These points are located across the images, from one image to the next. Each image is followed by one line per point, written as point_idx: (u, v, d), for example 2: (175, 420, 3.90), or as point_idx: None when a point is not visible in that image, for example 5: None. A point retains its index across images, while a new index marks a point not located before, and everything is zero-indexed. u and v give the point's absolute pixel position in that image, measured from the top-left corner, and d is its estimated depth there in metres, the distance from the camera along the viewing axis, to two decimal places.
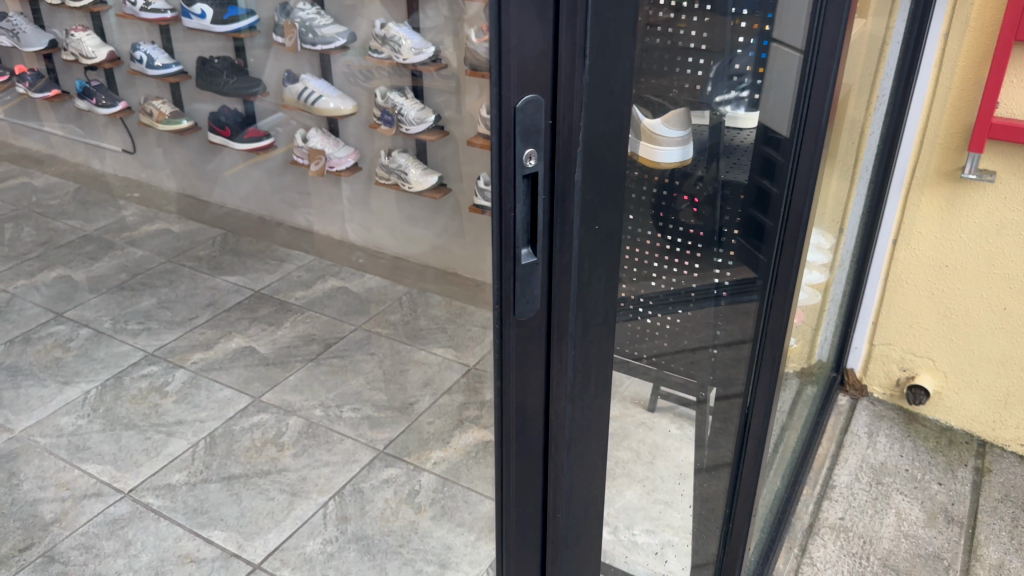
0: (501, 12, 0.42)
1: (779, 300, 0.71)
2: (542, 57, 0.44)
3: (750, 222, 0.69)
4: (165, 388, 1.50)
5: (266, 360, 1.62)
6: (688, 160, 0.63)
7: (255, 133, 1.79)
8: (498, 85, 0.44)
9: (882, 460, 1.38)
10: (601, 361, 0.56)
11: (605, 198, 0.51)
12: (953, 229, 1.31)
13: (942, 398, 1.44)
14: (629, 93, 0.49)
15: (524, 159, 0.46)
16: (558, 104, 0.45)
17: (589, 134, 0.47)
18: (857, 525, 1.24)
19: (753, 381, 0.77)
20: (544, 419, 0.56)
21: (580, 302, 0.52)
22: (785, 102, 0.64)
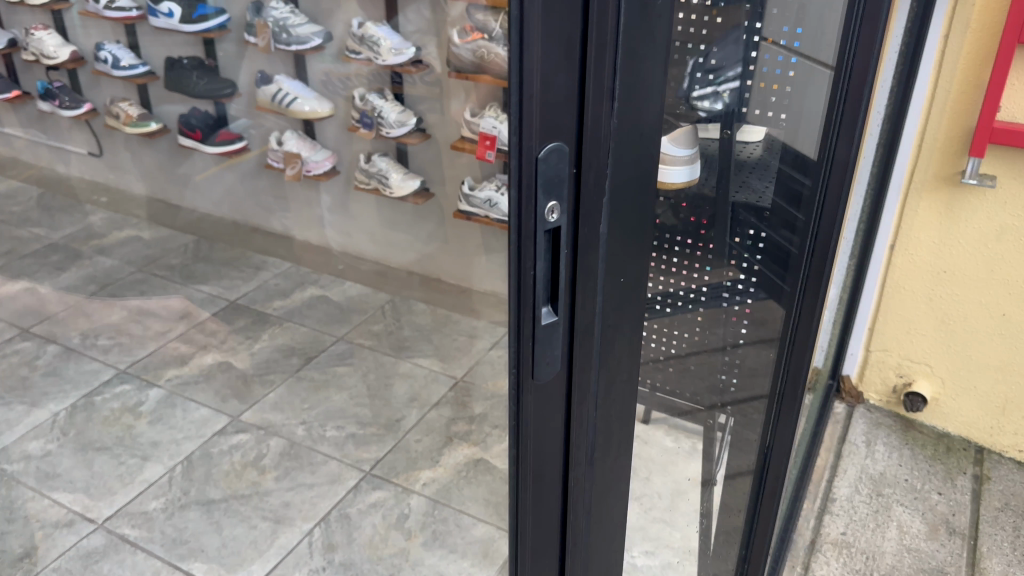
0: (523, 56, 0.37)
1: (803, 330, 0.68)
2: (568, 102, 0.39)
3: (769, 245, 0.64)
4: (140, 409, 1.43)
5: (245, 376, 1.53)
6: (696, 180, 0.54)
7: (227, 135, 1.71)
8: (520, 136, 0.39)
9: (881, 471, 1.35)
10: (622, 418, 0.52)
11: (632, 248, 0.46)
12: (951, 236, 1.28)
13: (939, 404, 1.42)
14: (659, 137, 0.44)
15: (546, 214, 0.41)
16: (584, 152, 0.41)
17: (618, 182, 0.43)
18: (859, 540, 1.21)
19: (775, 409, 0.73)
20: (562, 483, 0.51)
21: (604, 359, 0.48)
22: (811, 125, 0.61)
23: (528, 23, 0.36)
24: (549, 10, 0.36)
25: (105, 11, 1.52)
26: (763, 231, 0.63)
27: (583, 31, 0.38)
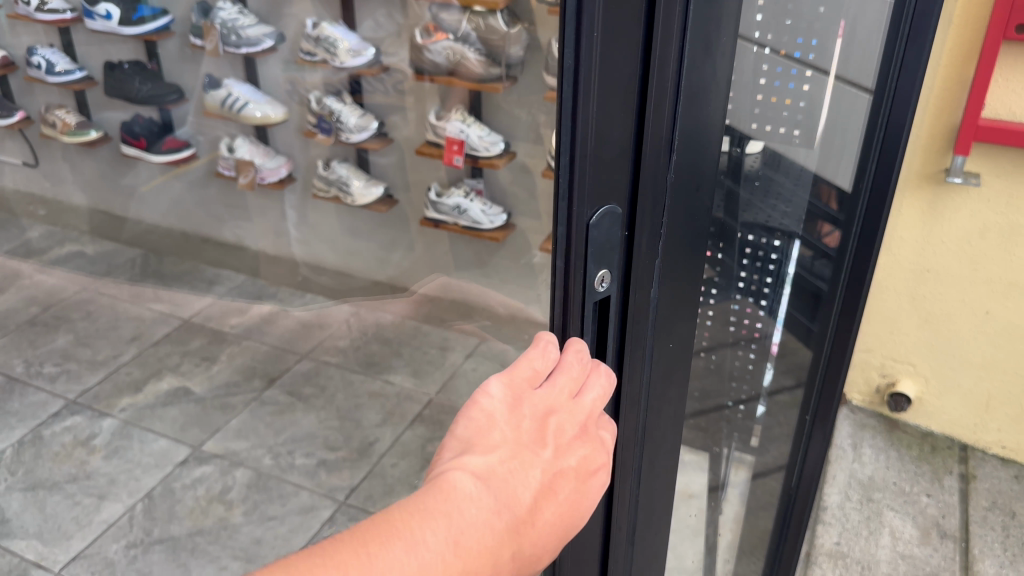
0: (577, 114, 0.34)
1: (840, 344, 0.83)
2: (618, 159, 0.36)
3: (790, 272, 0.76)
4: (92, 442, 1.33)
5: (203, 402, 1.46)
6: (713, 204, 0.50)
7: (173, 142, 1.53)
8: (571, 202, 0.36)
9: (869, 475, 1.37)
10: (665, 483, 0.50)
11: (681, 310, 0.44)
12: (935, 235, 1.29)
13: (923, 403, 1.45)
14: (707, 188, 0.42)
15: (595, 283, 0.38)
16: (637, 212, 0.38)
17: (667, 244, 0.40)
18: (853, 550, 1.22)
19: (805, 427, 0.90)
20: (600, 551, 0.49)
21: (648, 430, 0.45)
22: (848, 161, 0.73)
23: (585, 75, 0.33)
24: (608, 64, 0.33)
25: (37, 13, 1.11)
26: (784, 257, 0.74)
27: (640, 76, 0.34)
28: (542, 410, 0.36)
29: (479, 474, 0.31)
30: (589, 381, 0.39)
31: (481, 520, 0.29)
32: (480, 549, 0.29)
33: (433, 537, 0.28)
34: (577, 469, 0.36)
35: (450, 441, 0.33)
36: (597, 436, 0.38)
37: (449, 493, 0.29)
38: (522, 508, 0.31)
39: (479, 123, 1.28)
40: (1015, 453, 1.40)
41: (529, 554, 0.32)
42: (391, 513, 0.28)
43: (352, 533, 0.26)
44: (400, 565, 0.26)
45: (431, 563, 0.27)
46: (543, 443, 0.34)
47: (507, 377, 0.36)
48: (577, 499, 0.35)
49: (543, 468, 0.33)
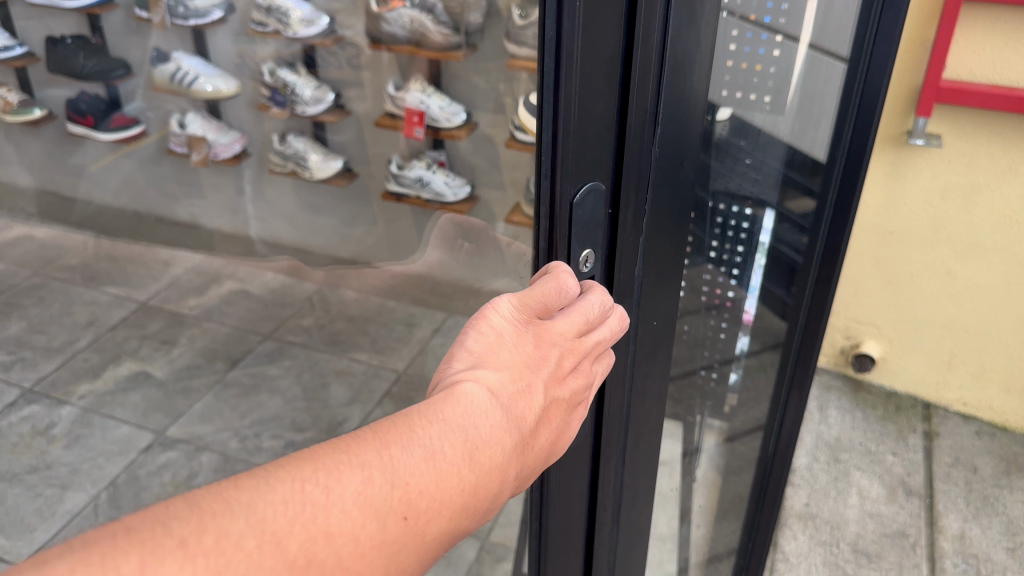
0: (558, 90, 0.44)
1: (814, 321, 0.84)
2: (599, 138, 0.47)
3: (763, 241, 0.81)
4: (52, 432, 1.31)
5: (166, 386, 1.45)
6: (686, 172, 0.55)
7: (121, 121, 1.30)
8: (555, 179, 0.47)
9: (836, 436, 1.77)
10: (650, 418, 0.61)
11: (655, 276, 0.55)
12: (897, 194, 1.66)
13: (886, 363, 1.88)
14: (677, 161, 0.53)
15: (582, 260, 0.51)
16: (617, 190, 0.50)
17: (651, 222, 0.53)
18: (821, 510, 1.58)
19: (783, 397, 0.92)
20: (592, 475, 0.59)
21: (635, 370, 0.57)
22: (823, 130, 0.76)
23: (565, 52, 0.43)
24: (585, 52, 0.43)
25: None
26: (754, 225, 0.79)
27: (620, 62, 0.46)
28: (543, 336, 0.45)
29: (491, 391, 0.40)
30: (591, 318, 0.48)
31: (488, 433, 0.39)
32: (485, 458, 0.39)
33: (447, 447, 0.37)
34: (565, 399, 0.46)
35: (471, 352, 0.42)
36: (589, 370, 0.48)
37: (465, 408, 0.39)
38: (521, 425, 0.41)
39: (440, 93, 1.23)
40: (973, 408, 1.83)
41: (522, 463, 0.42)
42: (417, 419, 0.37)
43: (383, 435, 0.36)
44: (417, 470, 0.35)
45: (440, 471, 0.36)
46: (547, 372, 0.44)
47: (519, 302, 0.45)
48: (563, 424, 0.46)
49: (536, 392, 0.43)
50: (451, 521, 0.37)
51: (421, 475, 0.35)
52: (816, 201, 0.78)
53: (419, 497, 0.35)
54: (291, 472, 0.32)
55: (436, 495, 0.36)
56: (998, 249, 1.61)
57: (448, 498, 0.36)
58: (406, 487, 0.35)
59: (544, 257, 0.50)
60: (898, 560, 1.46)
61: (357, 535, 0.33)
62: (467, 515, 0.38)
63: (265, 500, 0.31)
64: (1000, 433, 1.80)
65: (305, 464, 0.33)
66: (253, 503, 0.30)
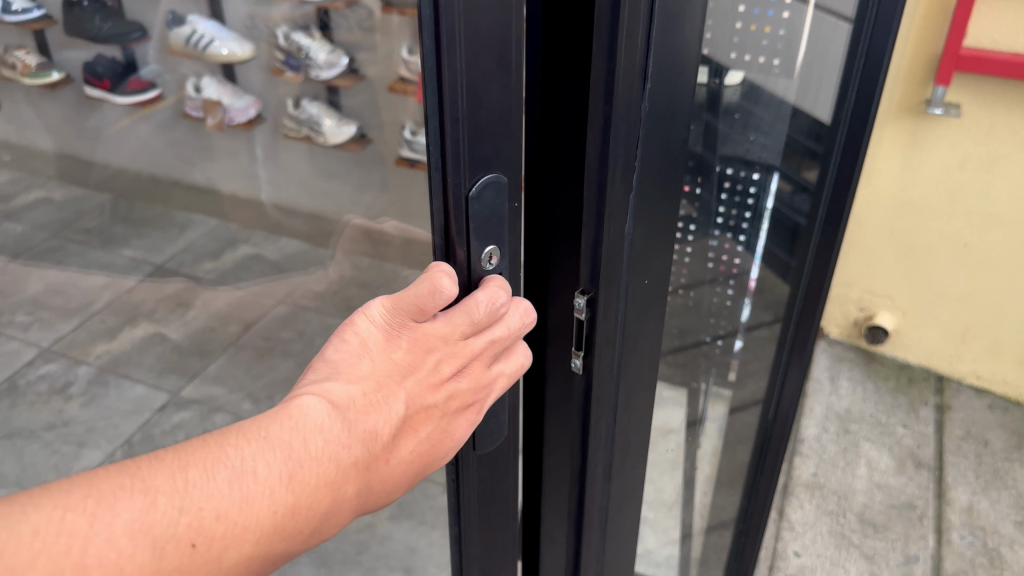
0: (441, 77, 0.40)
1: (815, 292, 0.80)
2: (496, 121, 0.44)
3: (769, 206, 0.81)
4: (69, 391, 1.35)
5: (180, 347, 1.42)
6: (686, 126, 0.51)
7: (137, 84, 1.51)
8: (446, 172, 0.44)
9: (846, 407, 1.76)
10: (642, 379, 0.59)
11: (652, 240, 0.52)
12: (914, 163, 1.64)
13: (899, 335, 1.87)
14: (676, 115, 0.49)
15: (487, 256, 0.47)
16: (610, 143, 0.46)
17: (641, 180, 0.49)
18: (828, 480, 1.58)
19: (784, 360, 0.87)
20: (582, 431, 0.58)
21: (625, 332, 0.54)
22: (828, 93, 0.73)
23: (446, 40, 0.39)
24: (468, 30, 0.40)
25: None
26: (761, 190, 0.79)
27: (507, 41, 0.42)
28: (410, 344, 0.44)
29: (334, 405, 0.41)
30: (479, 318, 0.46)
31: (321, 450, 0.39)
32: (313, 477, 0.39)
33: (262, 469, 0.37)
34: (431, 412, 0.46)
35: (327, 363, 0.43)
36: (473, 376, 0.48)
37: (298, 424, 0.39)
38: (364, 442, 0.41)
39: None
40: (986, 382, 1.81)
41: (371, 477, 0.42)
42: (239, 438, 0.38)
43: (192, 455, 0.36)
44: (220, 494, 0.36)
45: (252, 495, 0.36)
46: (407, 385, 0.44)
47: (390, 307, 0.45)
48: (426, 437, 0.46)
49: (390, 406, 0.43)
50: (259, 549, 0.37)
51: (225, 498, 0.36)
52: (820, 166, 0.76)
53: (216, 523, 0.35)
54: (59, 498, 0.32)
55: (241, 520, 0.36)
56: (1014, 221, 1.59)
57: (258, 522, 0.37)
58: (200, 514, 0.35)
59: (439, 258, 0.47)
60: (904, 530, 1.46)
61: (122, 566, 0.32)
62: (286, 538, 0.38)
63: (26, 523, 0.31)
64: (1014, 407, 1.78)
65: (82, 488, 0.33)
66: (12, 528, 0.31)
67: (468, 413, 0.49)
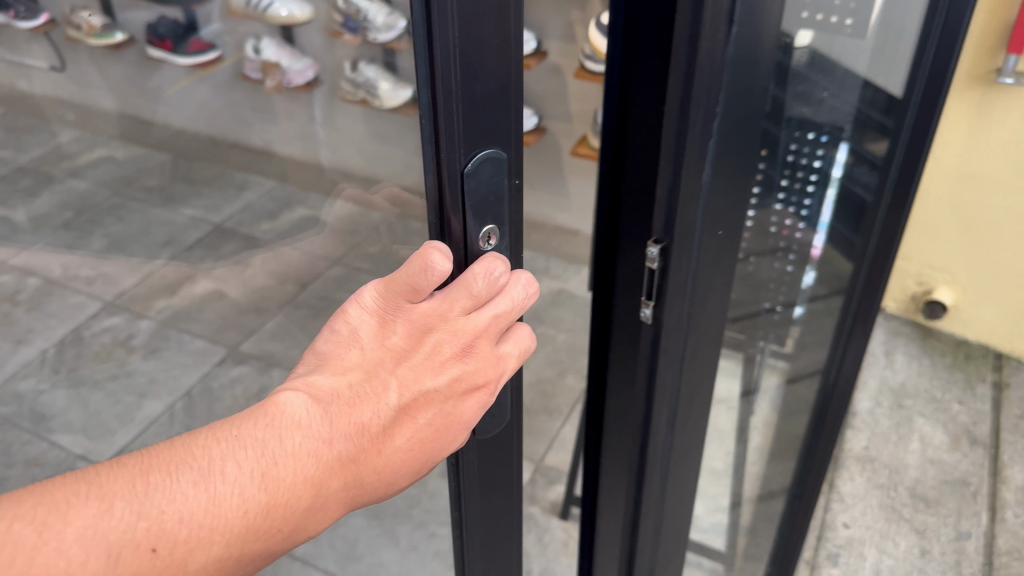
0: (432, 47, 0.40)
1: (879, 267, 0.80)
2: (493, 96, 0.44)
3: (836, 174, 0.84)
4: (131, 343, 1.47)
5: (238, 306, 1.54)
6: (758, 95, 0.53)
7: (199, 45, 1.30)
8: (440, 147, 0.44)
9: (901, 382, 1.75)
10: (709, 335, 0.60)
11: (725, 198, 0.53)
12: (981, 135, 1.60)
13: (957, 310, 1.84)
14: (749, 72, 0.49)
15: (484, 235, 0.48)
16: (693, 91, 0.46)
17: (721, 130, 0.49)
18: (881, 454, 1.57)
19: (846, 330, 0.86)
20: (649, 380, 0.59)
21: (696, 286, 0.54)
22: (901, 68, 0.74)
23: (437, 10, 0.39)
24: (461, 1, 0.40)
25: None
26: (826, 162, 0.82)
27: (501, 12, 0.42)
28: (403, 330, 0.44)
29: (315, 399, 0.41)
30: (473, 301, 0.47)
31: (298, 446, 0.39)
32: (289, 474, 0.39)
33: (231, 468, 0.37)
34: (427, 403, 0.46)
35: (316, 356, 0.43)
36: (473, 359, 0.47)
37: (276, 420, 0.39)
38: (345, 436, 0.41)
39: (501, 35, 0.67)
40: None
41: (360, 470, 0.42)
42: (210, 437, 0.38)
43: (160, 458, 0.36)
44: (185, 498, 0.36)
45: (221, 494, 0.37)
46: (395, 377, 0.44)
47: (382, 294, 0.45)
48: (424, 426, 0.46)
49: (375, 398, 0.43)
50: (232, 548, 0.37)
51: (192, 501, 0.36)
52: (890, 141, 0.76)
53: (180, 527, 0.35)
54: (10, 507, 0.32)
55: (207, 523, 0.36)
56: None
57: (229, 522, 0.37)
58: (162, 518, 0.35)
59: (433, 234, 0.47)
60: (956, 506, 1.46)
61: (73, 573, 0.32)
62: (263, 536, 0.38)
63: None
64: None
65: (32, 497, 0.33)
66: None
67: (471, 394, 0.48)
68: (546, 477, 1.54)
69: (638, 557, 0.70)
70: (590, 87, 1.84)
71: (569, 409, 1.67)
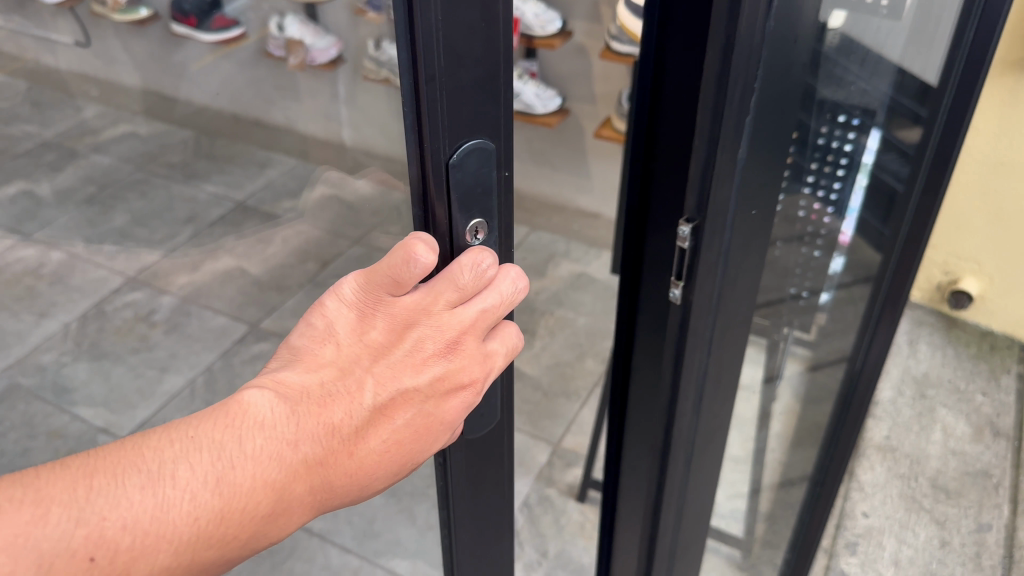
0: (414, 31, 0.36)
1: (909, 252, 0.79)
2: (472, 87, 0.41)
3: (866, 161, 0.84)
4: (152, 318, 1.55)
5: (259, 282, 1.60)
6: (794, 77, 0.53)
7: (222, 21, 1.36)
8: (423, 137, 0.40)
9: (924, 372, 1.73)
10: (736, 319, 0.59)
11: (756, 180, 0.52)
12: (1011, 122, 1.57)
13: (983, 301, 1.82)
14: (784, 55, 0.49)
15: (471, 230, 0.45)
16: (732, 64, 0.45)
17: (757, 106, 0.48)
18: (903, 444, 1.56)
19: (874, 316, 0.86)
20: (676, 363, 0.58)
21: (727, 267, 0.54)
22: (934, 57, 0.73)
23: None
24: None
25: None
26: (856, 148, 0.82)
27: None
28: (384, 323, 0.41)
29: (281, 398, 0.37)
30: (465, 292, 0.43)
31: (260, 448, 0.36)
32: (246, 479, 0.35)
33: (184, 471, 0.34)
34: (410, 403, 0.41)
35: (290, 351, 0.40)
36: (464, 355, 0.43)
37: (237, 421, 0.36)
38: (315, 436, 0.37)
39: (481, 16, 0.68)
40: None
41: (332, 474, 0.39)
42: (162, 437, 0.34)
43: (106, 460, 0.33)
44: (130, 504, 0.32)
45: (170, 500, 0.33)
46: (375, 374, 0.40)
47: (364, 283, 0.41)
48: (408, 427, 0.42)
49: (350, 397, 0.39)
50: (182, 560, 0.34)
51: (137, 507, 0.32)
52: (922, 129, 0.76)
53: (123, 536, 0.32)
54: None
55: (154, 531, 0.32)
56: None
57: (179, 531, 0.33)
58: (102, 525, 0.31)
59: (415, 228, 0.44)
60: (978, 498, 1.45)
61: None
62: (217, 546, 0.35)
63: None
64: None
65: None
66: None
67: (463, 394, 0.44)
68: (563, 460, 1.53)
69: (660, 539, 0.70)
70: (614, 69, 1.83)
71: (587, 392, 1.67)
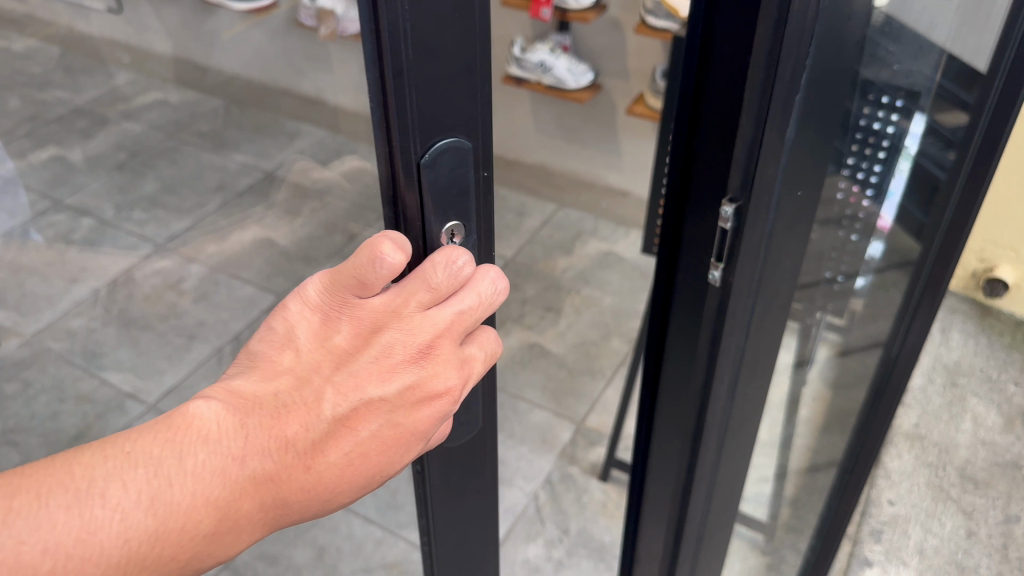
0: (377, 23, 0.36)
1: (953, 237, 0.77)
2: (447, 81, 0.40)
3: (909, 145, 0.82)
4: (182, 285, 1.61)
5: (286, 253, 1.63)
6: (844, 58, 0.52)
7: None
8: (394, 135, 0.40)
9: (955, 360, 1.71)
10: (775, 304, 0.58)
11: (803, 163, 0.51)
12: None
13: (1017, 289, 1.79)
14: (835, 36, 0.48)
15: (448, 229, 0.45)
16: (786, 38, 0.44)
17: (809, 84, 0.47)
18: (931, 433, 1.55)
19: (914, 302, 0.84)
20: (713, 347, 0.58)
21: (769, 251, 0.53)
22: (984, 42, 0.71)
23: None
24: None
25: None
26: (899, 133, 0.80)
27: None
28: (349, 329, 0.41)
29: (227, 412, 0.37)
30: (437, 299, 0.42)
31: (199, 465, 0.36)
32: (183, 497, 0.35)
33: (115, 490, 0.34)
34: (371, 415, 0.41)
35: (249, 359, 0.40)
36: (433, 365, 0.43)
37: (178, 435, 0.36)
38: (260, 451, 0.38)
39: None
40: None
41: (284, 487, 0.39)
42: (95, 454, 0.34)
43: (40, 477, 0.33)
44: (57, 524, 0.32)
45: (99, 520, 0.33)
46: (332, 386, 0.40)
47: (328, 289, 0.41)
48: (371, 438, 0.41)
49: (305, 409, 0.39)
50: None
51: (65, 528, 0.32)
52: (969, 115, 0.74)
53: (44, 559, 0.32)
54: None
55: (83, 551, 0.33)
56: None
57: (109, 551, 0.33)
58: (20, 549, 0.31)
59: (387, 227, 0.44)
60: (1006, 489, 1.44)
61: None
62: (152, 564, 0.35)
63: None
64: None
65: None
66: None
67: (437, 403, 0.44)
68: (587, 438, 1.53)
69: (688, 521, 0.70)
70: (648, 44, 1.80)
71: (612, 371, 1.67)
